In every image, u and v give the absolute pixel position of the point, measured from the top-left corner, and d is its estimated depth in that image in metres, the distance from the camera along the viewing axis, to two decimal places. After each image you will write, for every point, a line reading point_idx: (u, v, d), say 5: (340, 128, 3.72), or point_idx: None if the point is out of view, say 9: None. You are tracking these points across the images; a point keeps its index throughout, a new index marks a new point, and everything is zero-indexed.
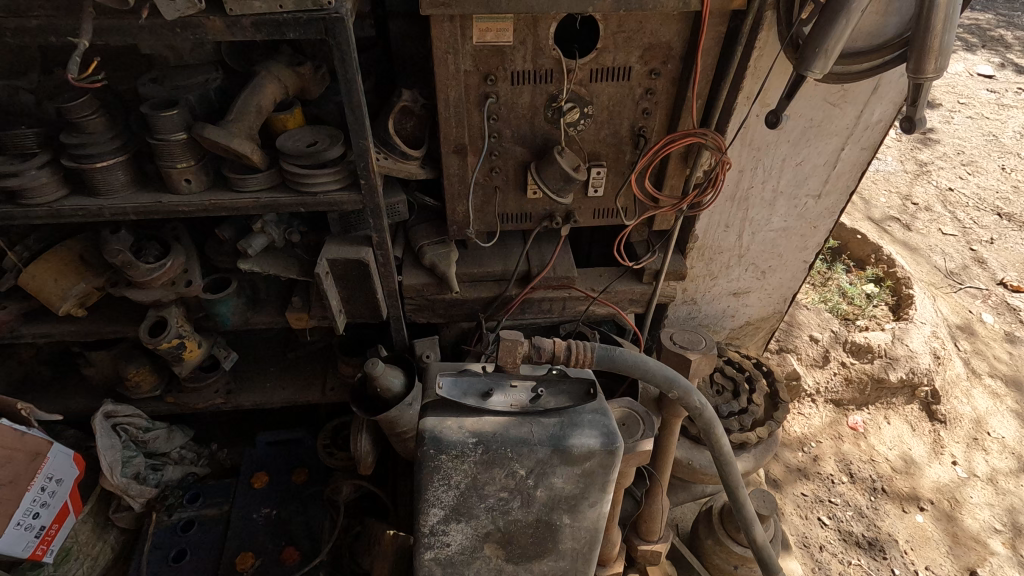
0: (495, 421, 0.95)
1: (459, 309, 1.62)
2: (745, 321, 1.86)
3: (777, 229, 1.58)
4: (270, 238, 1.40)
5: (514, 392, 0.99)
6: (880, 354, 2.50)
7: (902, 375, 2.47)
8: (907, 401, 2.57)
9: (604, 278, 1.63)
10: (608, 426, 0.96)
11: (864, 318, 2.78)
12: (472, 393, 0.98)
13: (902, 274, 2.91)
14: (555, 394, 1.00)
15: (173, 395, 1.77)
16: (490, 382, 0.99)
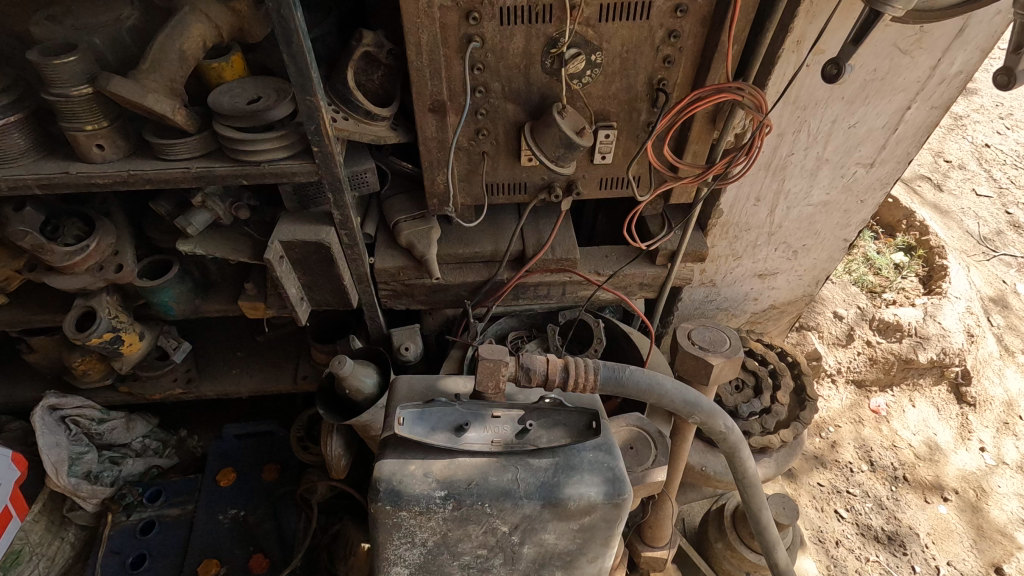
0: (471, 467, 0.75)
1: (442, 295, 1.40)
2: (769, 305, 1.64)
3: (817, 204, 1.33)
4: (216, 214, 1.18)
5: (496, 426, 0.79)
6: (910, 333, 2.28)
7: (932, 356, 2.27)
8: (934, 382, 2.37)
9: (612, 260, 1.40)
10: (613, 472, 0.76)
11: (891, 291, 2.54)
12: (443, 428, 0.78)
13: (935, 242, 2.66)
14: (548, 428, 0.80)
15: (127, 384, 1.58)
16: (466, 414, 0.79)
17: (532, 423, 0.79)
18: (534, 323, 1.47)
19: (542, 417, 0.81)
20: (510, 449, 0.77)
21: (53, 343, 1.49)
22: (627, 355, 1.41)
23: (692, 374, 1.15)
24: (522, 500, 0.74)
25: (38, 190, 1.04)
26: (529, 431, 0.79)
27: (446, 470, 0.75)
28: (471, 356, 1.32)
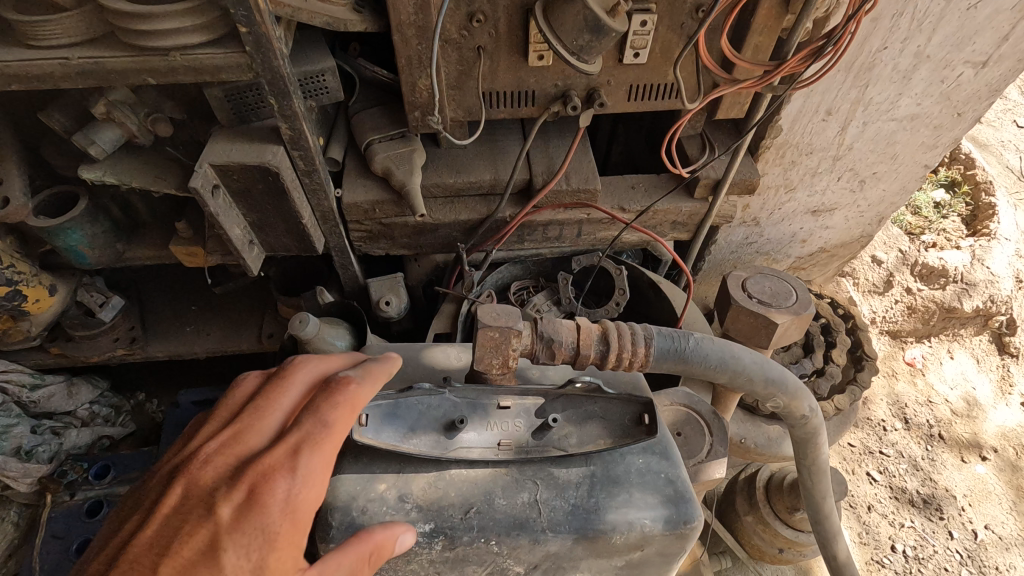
0: (464, 486, 0.63)
1: (430, 237, 1.14)
2: (818, 249, 1.39)
3: (902, 118, 1.06)
4: (128, 132, 0.90)
5: (506, 419, 0.67)
6: (955, 279, 2.05)
7: (977, 304, 2.05)
8: (975, 332, 2.16)
9: (640, 192, 1.13)
10: (668, 489, 0.64)
11: (931, 232, 2.29)
12: (427, 425, 0.65)
13: (983, 177, 2.39)
14: (576, 423, 0.67)
15: (59, 345, 1.32)
16: (466, 406, 0.67)
17: (554, 416, 0.66)
18: (542, 272, 1.22)
19: (564, 403, 0.68)
20: (525, 456, 0.65)
21: None
22: (656, 310, 1.16)
23: (747, 334, 0.91)
24: (547, 535, 0.61)
25: None
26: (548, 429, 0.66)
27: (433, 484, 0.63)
28: (467, 312, 1.07)
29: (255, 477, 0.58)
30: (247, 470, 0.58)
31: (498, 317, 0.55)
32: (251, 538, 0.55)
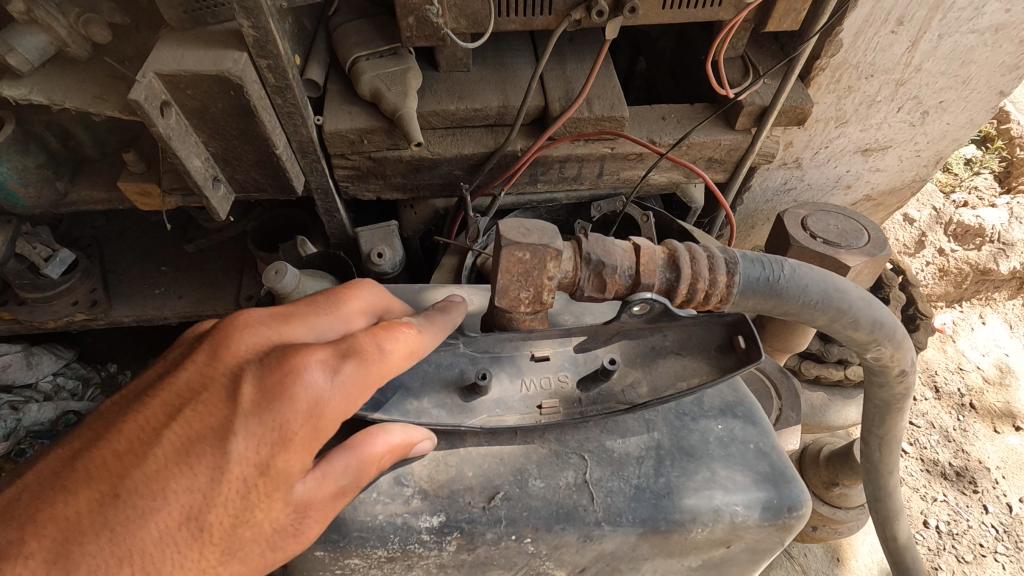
0: (489, 472, 0.59)
1: (428, 176, 0.98)
2: (864, 197, 1.24)
3: (983, 30, 0.90)
4: (54, 35, 0.73)
5: (550, 368, 0.64)
6: (992, 239, 1.91)
7: (1014, 265, 1.91)
8: (1010, 295, 2.03)
9: (672, 123, 0.97)
10: (751, 471, 0.61)
11: (962, 190, 2.15)
12: (447, 382, 0.63)
13: (1019, 131, 2.23)
14: (644, 361, 0.64)
15: (7, 309, 1.15)
16: (498, 359, 0.64)
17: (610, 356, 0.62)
18: (556, 221, 1.07)
19: (631, 342, 0.64)
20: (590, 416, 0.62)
21: None
22: None
23: None
24: (604, 530, 0.57)
25: None
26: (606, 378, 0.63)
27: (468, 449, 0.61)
28: (472, 263, 0.92)
29: (290, 362, 0.50)
30: (281, 352, 0.50)
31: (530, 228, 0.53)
32: (269, 429, 0.48)
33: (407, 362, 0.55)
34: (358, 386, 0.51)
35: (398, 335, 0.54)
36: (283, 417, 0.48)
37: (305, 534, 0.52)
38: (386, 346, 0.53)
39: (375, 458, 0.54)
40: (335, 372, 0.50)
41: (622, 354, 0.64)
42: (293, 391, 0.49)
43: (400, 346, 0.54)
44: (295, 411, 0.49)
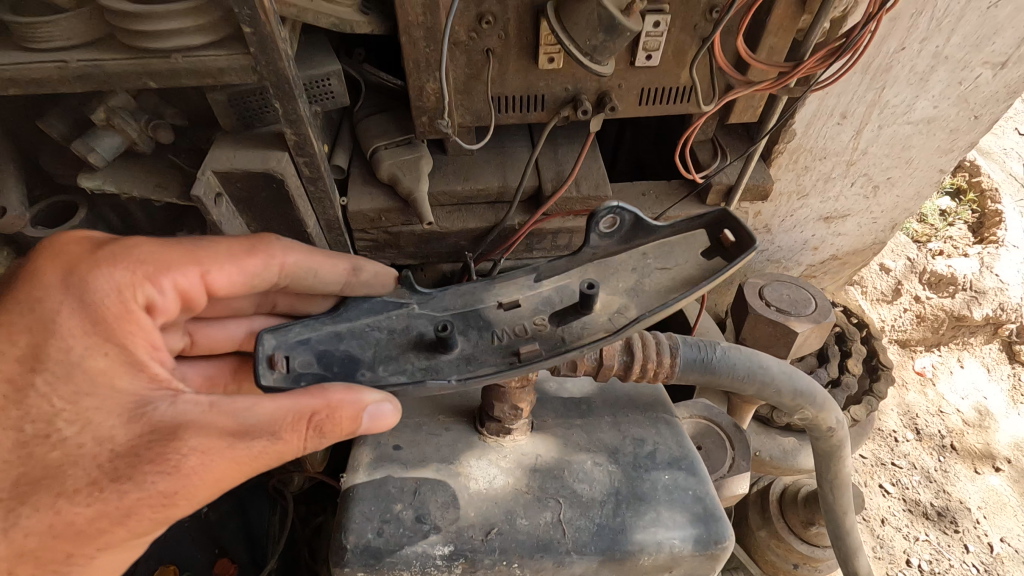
0: (485, 509, 0.70)
1: (437, 245, 1.11)
2: (830, 257, 1.37)
3: (917, 123, 1.04)
4: (128, 137, 0.86)
5: (512, 315, 0.67)
6: (965, 287, 2.03)
7: (988, 312, 2.02)
8: (985, 340, 2.14)
9: (651, 200, 1.10)
10: (693, 509, 0.71)
11: (938, 240, 2.27)
12: (404, 349, 0.66)
13: (989, 185, 2.39)
14: (625, 283, 0.66)
15: None
16: (455, 315, 0.68)
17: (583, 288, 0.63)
18: None
19: (608, 268, 0.68)
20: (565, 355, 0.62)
21: None
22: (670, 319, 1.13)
23: (766, 344, 0.88)
24: (574, 558, 0.68)
25: None
26: (575, 312, 0.66)
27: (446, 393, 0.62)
28: None
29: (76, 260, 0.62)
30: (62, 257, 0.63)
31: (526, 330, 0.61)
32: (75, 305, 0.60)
33: (206, 243, 0.69)
34: (156, 269, 0.64)
35: (229, 240, 0.70)
36: (81, 293, 0.60)
37: (185, 465, 0.55)
38: (204, 242, 0.69)
39: (297, 416, 0.58)
40: (131, 254, 0.64)
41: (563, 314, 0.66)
42: (88, 270, 0.61)
43: (230, 245, 0.70)
44: (93, 288, 0.61)
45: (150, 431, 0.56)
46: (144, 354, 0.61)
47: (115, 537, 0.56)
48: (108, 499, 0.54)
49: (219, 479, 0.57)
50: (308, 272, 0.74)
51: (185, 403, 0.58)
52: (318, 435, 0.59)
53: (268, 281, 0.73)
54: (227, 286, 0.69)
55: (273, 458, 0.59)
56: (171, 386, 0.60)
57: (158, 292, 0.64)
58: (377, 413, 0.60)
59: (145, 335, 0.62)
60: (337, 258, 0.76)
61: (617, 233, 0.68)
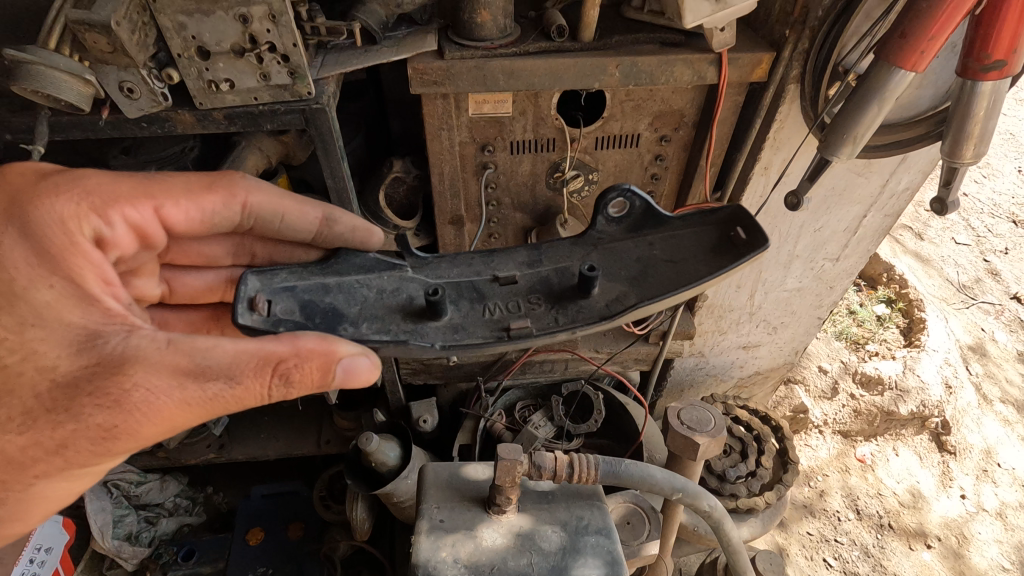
0: (490, 552, 0.97)
1: (457, 370, 1.56)
2: (754, 371, 1.80)
3: (792, 289, 1.49)
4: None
5: (506, 289, 0.99)
6: (892, 387, 2.41)
7: (912, 408, 2.39)
8: (916, 431, 2.51)
9: (609, 339, 1.56)
10: (611, 554, 0.98)
11: (874, 342, 2.65)
12: (388, 311, 0.95)
13: (915, 295, 2.78)
14: (630, 270, 0.97)
15: (164, 450, 1.68)
16: (452, 287, 0.99)
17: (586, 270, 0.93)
18: (539, 392, 1.60)
19: (612, 248, 1.00)
20: (553, 335, 0.92)
21: None
22: (626, 424, 1.55)
23: (681, 449, 1.30)
24: None
25: None
26: (572, 295, 0.97)
27: (429, 352, 0.90)
28: (483, 428, 1.48)
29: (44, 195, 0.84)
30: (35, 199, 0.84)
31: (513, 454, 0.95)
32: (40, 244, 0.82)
33: (179, 188, 0.95)
34: (103, 204, 0.87)
35: (198, 181, 0.96)
36: (29, 222, 0.82)
37: (155, 401, 0.76)
38: (168, 180, 0.94)
39: (256, 359, 0.78)
40: (79, 187, 0.86)
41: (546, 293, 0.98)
42: (41, 201, 0.83)
43: (195, 184, 0.96)
44: (44, 216, 0.83)
45: (94, 364, 0.77)
46: (97, 289, 0.83)
47: (50, 465, 0.80)
48: (55, 427, 0.77)
49: (170, 413, 0.77)
50: (270, 213, 1.02)
51: (134, 339, 0.79)
52: (284, 384, 0.80)
53: (232, 216, 1.00)
54: (183, 220, 0.96)
55: (227, 400, 0.80)
56: (121, 320, 0.82)
57: (106, 225, 0.87)
58: (353, 368, 0.82)
59: (91, 268, 0.84)
60: (306, 208, 1.06)
61: (626, 216, 1.00)
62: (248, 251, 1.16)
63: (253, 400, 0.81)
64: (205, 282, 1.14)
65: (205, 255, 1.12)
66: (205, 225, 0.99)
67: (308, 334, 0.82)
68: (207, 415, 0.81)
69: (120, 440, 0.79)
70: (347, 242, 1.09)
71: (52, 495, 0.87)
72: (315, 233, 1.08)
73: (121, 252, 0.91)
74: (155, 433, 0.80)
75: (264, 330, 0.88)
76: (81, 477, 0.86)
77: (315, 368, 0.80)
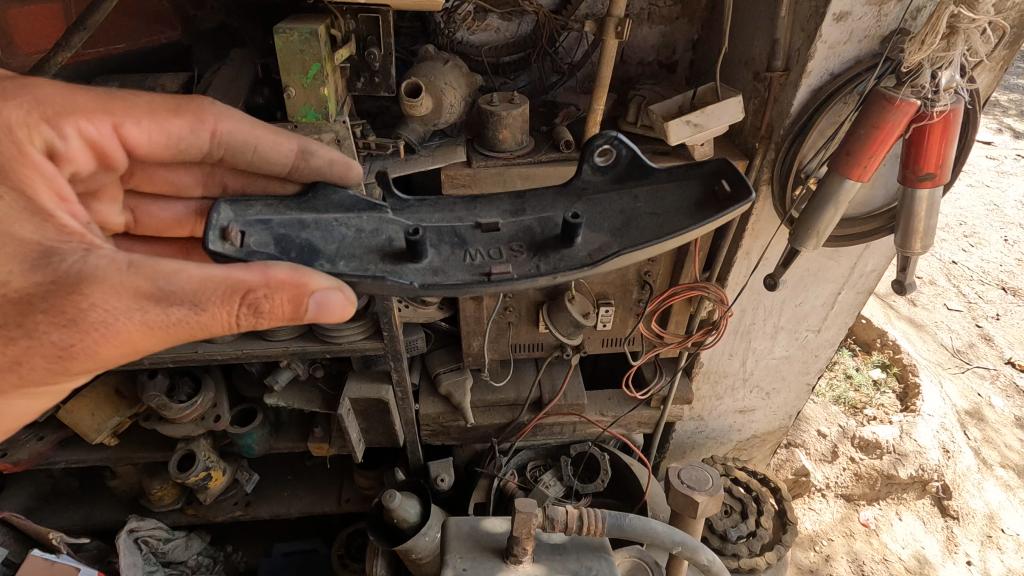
0: None
1: (474, 432, 1.69)
2: (752, 434, 1.92)
3: (780, 357, 1.64)
4: (296, 372, 1.45)
5: (488, 236, 0.85)
6: (889, 450, 2.31)
7: (911, 472, 2.27)
8: (918, 495, 2.34)
9: (614, 402, 1.69)
10: None
11: (872, 407, 2.54)
12: (367, 251, 0.83)
13: (909, 361, 2.65)
14: (613, 222, 0.83)
15: (193, 507, 1.76)
16: (432, 231, 0.86)
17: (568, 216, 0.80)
18: (548, 453, 1.73)
19: (597, 199, 0.86)
20: (534, 281, 0.79)
21: (135, 469, 1.73)
22: (631, 484, 1.65)
23: (683, 508, 1.40)
24: None
25: (170, 365, 1.32)
26: (555, 244, 0.83)
27: (406, 292, 0.77)
28: (497, 487, 1.57)
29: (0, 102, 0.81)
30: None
31: (529, 510, 1.06)
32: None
33: (143, 106, 0.91)
34: (55, 114, 0.84)
35: (169, 104, 0.93)
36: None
37: (116, 322, 0.72)
38: (135, 99, 0.91)
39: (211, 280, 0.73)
40: (33, 95, 0.84)
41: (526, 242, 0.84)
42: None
43: (161, 104, 0.92)
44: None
45: (50, 281, 0.71)
46: (51, 204, 0.78)
47: (4, 382, 0.76)
48: (6, 343, 0.72)
49: (131, 336, 0.73)
50: (240, 142, 0.95)
51: (92, 259, 0.73)
52: (253, 315, 0.75)
53: (200, 144, 0.95)
54: (143, 141, 0.92)
55: (194, 326, 0.75)
56: (79, 238, 0.76)
57: (58, 136, 0.84)
58: (326, 302, 0.75)
59: (44, 181, 0.80)
60: (281, 139, 0.96)
61: (612, 167, 0.86)
62: (219, 182, 1.07)
63: (222, 328, 0.76)
64: (174, 214, 1.06)
65: (172, 183, 1.05)
66: (171, 149, 0.95)
67: (280, 264, 0.74)
68: (172, 340, 0.76)
69: (79, 359, 0.75)
70: (327, 177, 0.96)
71: (8, 411, 0.83)
72: (289, 168, 0.97)
73: (77, 168, 0.88)
74: (116, 355, 0.76)
75: (237, 261, 0.77)
76: (38, 396, 0.83)
77: (286, 300, 0.73)
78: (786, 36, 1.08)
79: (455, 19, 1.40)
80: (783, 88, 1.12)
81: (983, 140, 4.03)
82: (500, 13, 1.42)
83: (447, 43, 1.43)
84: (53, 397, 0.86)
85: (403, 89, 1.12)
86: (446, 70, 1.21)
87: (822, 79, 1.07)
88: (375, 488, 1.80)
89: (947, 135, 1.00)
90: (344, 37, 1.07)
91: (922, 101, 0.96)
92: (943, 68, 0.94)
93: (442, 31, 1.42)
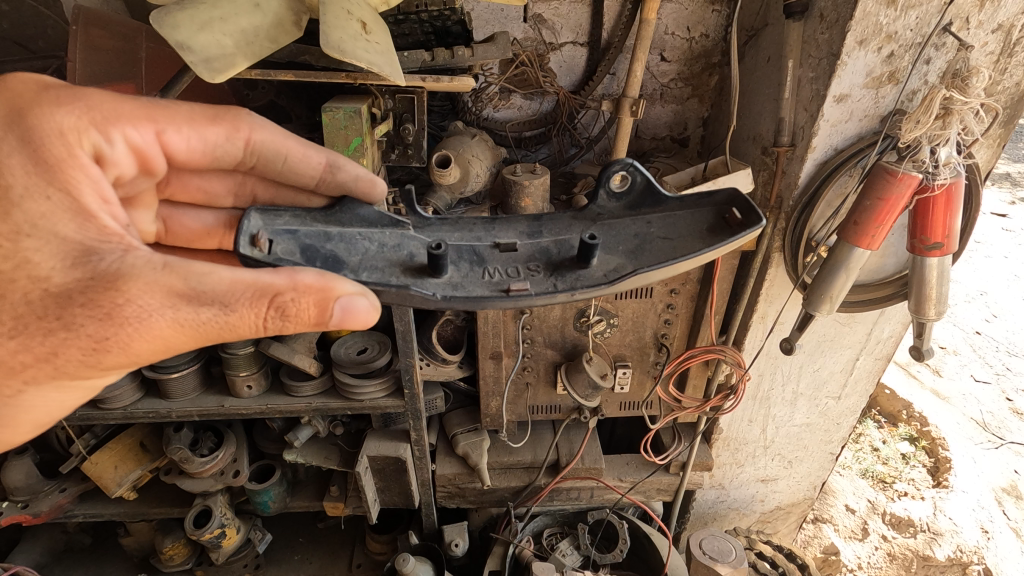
0: None
1: (490, 495, 1.68)
2: (775, 506, 1.87)
3: (800, 424, 1.62)
4: (316, 429, 1.46)
5: (506, 256, 0.89)
6: (923, 529, 2.19)
7: (949, 552, 2.10)
8: None
9: (632, 467, 1.68)
10: None
11: (903, 481, 2.42)
12: (389, 264, 0.86)
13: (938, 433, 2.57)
14: (627, 245, 0.87)
15: (204, 567, 1.74)
16: (452, 248, 0.90)
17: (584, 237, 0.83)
18: (565, 520, 1.68)
19: (612, 223, 0.90)
20: (552, 297, 0.81)
21: (149, 527, 1.72)
22: (652, 556, 1.58)
23: None
24: None
25: (196, 418, 1.36)
26: (571, 265, 0.86)
27: (429, 302, 0.80)
28: (512, 554, 1.52)
29: (39, 104, 0.79)
30: (31, 103, 0.78)
31: None
32: (37, 137, 0.77)
33: (180, 111, 0.90)
34: (103, 119, 0.81)
35: (207, 108, 0.93)
36: (29, 130, 0.77)
37: (151, 321, 0.72)
38: (174, 105, 0.90)
39: (242, 284, 0.74)
40: (82, 100, 0.81)
41: (541, 265, 0.87)
42: (42, 111, 0.78)
43: (199, 111, 0.91)
44: (44, 126, 0.77)
45: (89, 277, 0.72)
46: (94, 205, 0.77)
47: (40, 372, 0.77)
48: (46, 334, 0.74)
49: (162, 334, 0.73)
50: (273, 152, 0.96)
51: (130, 258, 0.73)
52: (280, 318, 0.75)
53: (236, 152, 0.95)
54: (184, 149, 0.90)
55: (223, 328, 0.75)
56: (119, 239, 0.76)
57: (106, 141, 0.81)
58: (351, 307, 0.76)
59: (89, 182, 0.79)
60: (311, 152, 0.98)
61: (627, 193, 0.91)
62: (249, 191, 1.07)
63: (249, 331, 0.77)
64: (203, 224, 1.06)
65: (205, 191, 1.05)
66: (208, 157, 0.94)
67: (308, 270, 0.76)
68: (201, 342, 0.77)
69: (111, 354, 0.75)
70: (352, 192, 0.98)
71: (43, 406, 0.85)
72: (316, 181, 0.99)
73: (120, 173, 0.84)
74: (146, 353, 0.76)
75: (266, 265, 0.80)
76: (73, 389, 0.84)
77: (313, 304, 0.75)
78: (790, 115, 1.16)
79: (482, 99, 1.53)
80: (789, 161, 1.19)
81: (999, 212, 4.05)
82: (523, 93, 1.54)
83: (474, 119, 1.56)
84: (85, 393, 0.87)
85: (434, 160, 1.21)
86: (473, 143, 1.32)
87: (827, 153, 1.14)
88: (387, 552, 1.76)
89: (950, 208, 1.04)
90: (383, 114, 1.19)
91: (924, 175, 1.02)
92: (942, 145, 1.00)
93: (469, 109, 1.55)
